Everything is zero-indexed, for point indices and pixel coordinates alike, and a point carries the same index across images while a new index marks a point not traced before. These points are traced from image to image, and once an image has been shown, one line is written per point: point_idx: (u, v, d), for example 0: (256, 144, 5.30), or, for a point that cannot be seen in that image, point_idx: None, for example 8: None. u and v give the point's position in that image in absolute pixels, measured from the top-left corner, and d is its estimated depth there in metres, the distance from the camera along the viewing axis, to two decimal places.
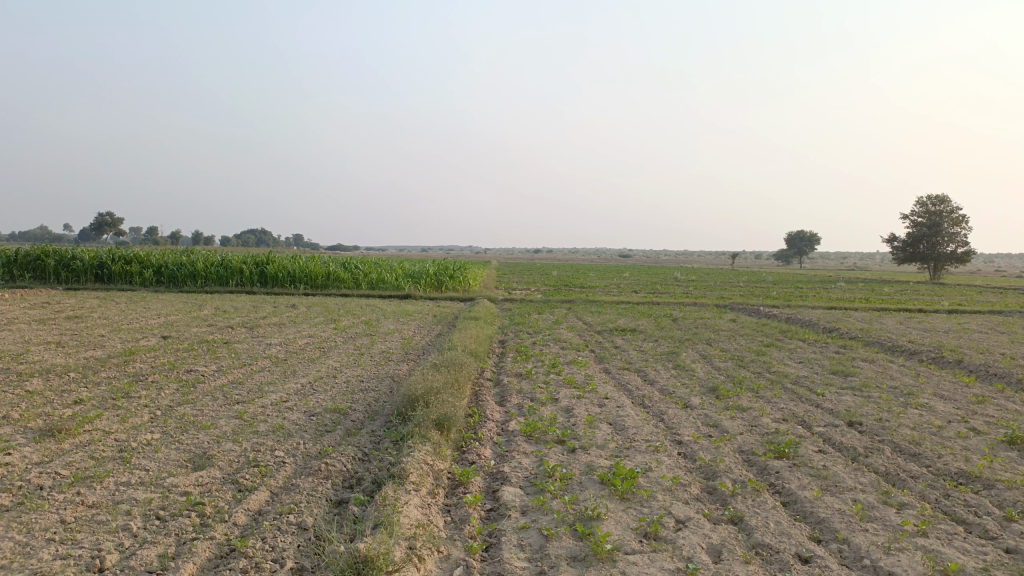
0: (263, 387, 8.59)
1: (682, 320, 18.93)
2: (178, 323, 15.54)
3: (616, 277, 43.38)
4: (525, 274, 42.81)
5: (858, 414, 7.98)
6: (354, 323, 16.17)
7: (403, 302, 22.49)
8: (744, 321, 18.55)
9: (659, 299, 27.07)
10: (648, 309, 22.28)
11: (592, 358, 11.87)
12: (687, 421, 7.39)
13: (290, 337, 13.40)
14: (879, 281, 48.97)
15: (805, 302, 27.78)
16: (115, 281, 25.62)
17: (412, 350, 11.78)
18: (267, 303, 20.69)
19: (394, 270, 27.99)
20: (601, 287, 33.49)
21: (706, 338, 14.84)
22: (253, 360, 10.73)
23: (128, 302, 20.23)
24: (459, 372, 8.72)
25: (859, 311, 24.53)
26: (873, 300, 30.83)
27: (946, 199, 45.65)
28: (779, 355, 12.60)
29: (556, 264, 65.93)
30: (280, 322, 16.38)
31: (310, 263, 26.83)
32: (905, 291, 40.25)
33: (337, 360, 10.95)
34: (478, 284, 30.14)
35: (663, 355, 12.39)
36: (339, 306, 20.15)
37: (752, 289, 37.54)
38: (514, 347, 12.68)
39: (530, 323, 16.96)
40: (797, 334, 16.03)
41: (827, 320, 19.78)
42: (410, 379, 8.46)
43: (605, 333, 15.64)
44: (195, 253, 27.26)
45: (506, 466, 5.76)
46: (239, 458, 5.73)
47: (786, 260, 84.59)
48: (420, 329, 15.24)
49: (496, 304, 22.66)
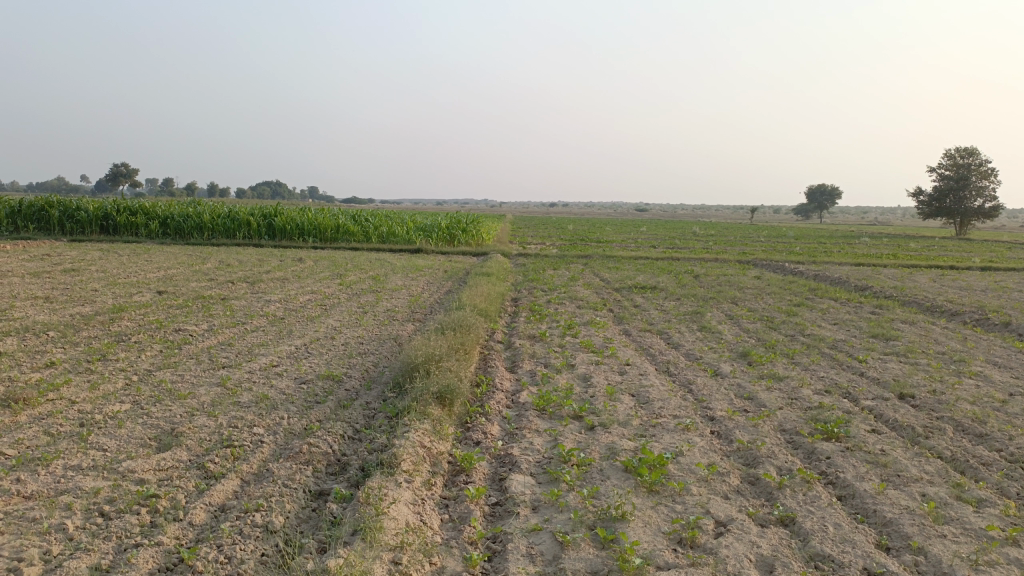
0: (253, 349, 7.88)
1: (704, 277, 18.05)
2: (176, 278, 14.86)
3: (633, 232, 42.37)
4: (541, 228, 41.86)
5: (909, 386, 7.17)
6: (361, 279, 15.45)
7: (414, 256, 21.71)
8: (770, 279, 17.64)
9: (679, 254, 26.14)
10: (667, 265, 21.37)
11: (611, 318, 11.07)
12: (719, 394, 6.61)
13: (291, 293, 12.69)
14: (905, 237, 47.58)
15: (830, 258, 26.75)
16: (121, 232, 25.01)
17: (418, 309, 11.03)
18: (273, 257, 20.00)
19: (405, 223, 27.18)
20: (619, 242, 32.54)
21: (732, 297, 13.99)
22: (248, 318, 10.02)
23: (131, 255, 19.61)
24: (466, 335, 7.98)
25: (887, 268, 23.51)
26: (901, 256, 29.75)
27: (976, 151, 43.97)
28: (811, 316, 11.75)
29: (573, 217, 64.71)
30: (283, 276, 15.67)
31: (319, 216, 26.08)
32: (932, 246, 38.97)
33: (337, 319, 10.21)
34: (492, 238, 29.30)
35: (687, 315, 11.57)
36: (347, 260, 19.42)
37: (773, 244, 36.47)
38: (527, 305, 11.91)
39: (544, 279, 16.14)
40: (828, 292, 15.14)
41: (857, 277, 18.81)
42: (412, 342, 7.72)
43: (624, 291, 14.81)
44: (201, 204, 26.54)
45: (516, 448, 5.03)
46: (211, 437, 5.02)
47: (807, 215, 82.94)
48: (429, 286, 14.48)
49: (510, 259, 21.84)
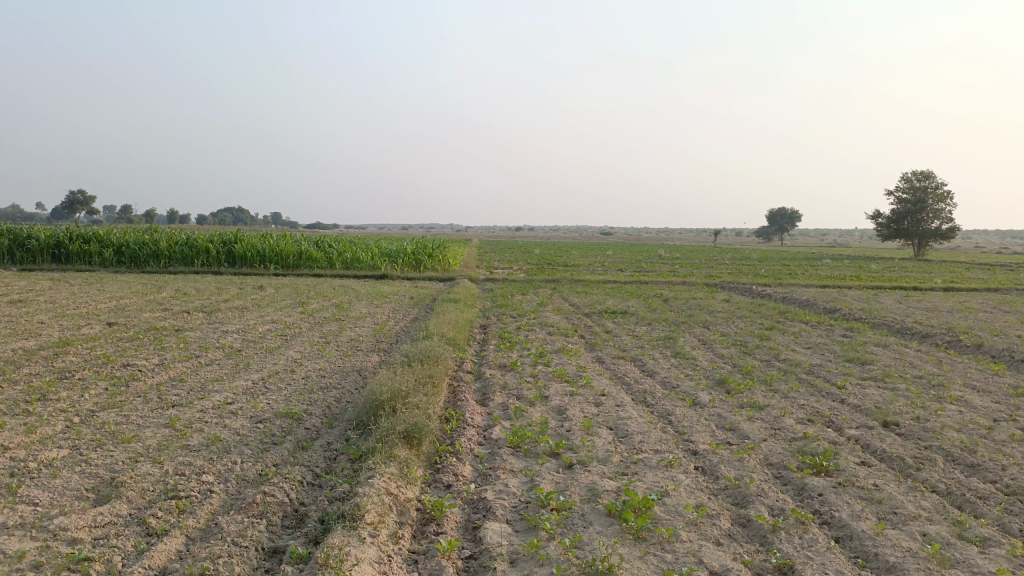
0: (207, 385, 7.41)
1: (673, 300, 17.88)
2: (129, 308, 14.25)
3: (599, 256, 42.36)
4: (507, 252, 41.66)
5: (892, 413, 6.97)
6: (323, 307, 14.97)
7: (379, 283, 21.28)
8: (739, 302, 17.55)
9: (647, 278, 26.07)
10: (636, 289, 21.23)
11: (583, 345, 10.78)
12: (700, 426, 6.33)
13: (251, 323, 12.18)
14: (865, 258, 48.32)
15: (795, 280, 26.89)
16: (73, 261, 24.15)
17: (383, 338, 10.62)
18: (233, 285, 19.40)
19: (370, 249, 26.72)
20: (586, 266, 32.43)
21: (703, 321, 13.81)
22: (203, 351, 9.53)
23: (83, 285, 18.86)
24: (434, 366, 7.60)
25: (852, 290, 23.66)
26: (864, 278, 30.06)
27: (931, 174, 44.96)
28: (784, 340, 11.59)
29: (539, 241, 64.70)
30: (243, 305, 15.12)
31: (281, 242, 25.51)
32: (893, 267, 39.53)
33: (298, 350, 9.76)
34: (459, 263, 28.97)
35: (660, 341, 11.32)
36: (309, 288, 18.92)
37: (738, 266, 36.69)
38: (496, 333, 11.58)
39: (513, 305, 15.82)
40: (798, 315, 15.06)
41: (824, 299, 18.83)
42: (377, 375, 7.32)
43: (595, 316, 14.55)
44: (159, 231, 25.82)
45: (490, 492, 4.67)
46: (155, 486, 4.57)
47: (769, 237, 84.06)
48: (394, 314, 14.06)
49: (477, 284, 21.52)
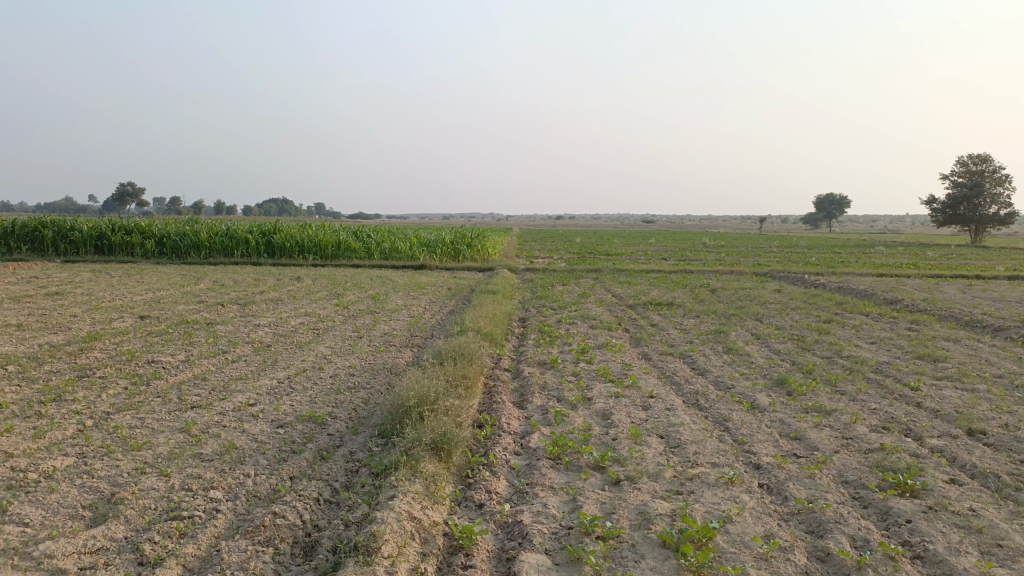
0: (230, 384, 7.01)
1: (721, 291, 17.13)
2: (164, 300, 14.03)
3: (642, 244, 41.49)
4: (548, 241, 41.09)
5: (976, 420, 6.26)
6: (359, 299, 14.60)
7: (417, 273, 20.89)
8: (791, 292, 16.73)
9: (692, 267, 25.26)
10: (681, 278, 20.50)
11: (628, 339, 10.18)
12: (762, 435, 5.71)
13: (283, 316, 11.83)
14: (920, 245, 46.52)
15: (847, 269, 25.81)
16: (116, 253, 24.26)
17: (417, 333, 10.16)
18: (270, 276, 19.19)
19: (408, 239, 26.39)
20: (628, 255, 31.67)
21: (755, 313, 13.08)
22: (231, 346, 9.17)
23: (122, 276, 18.81)
24: (469, 365, 7.10)
25: (910, 279, 22.55)
26: (922, 266, 28.77)
27: (990, 157, 43.05)
28: (844, 334, 10.83)
29: (580, 230, 63.87)
30: (278, 297, 14.81)
31: (320, 232, 25.30)
32: (950, 255, 37.87)
33: (328, 345, 9.34)
34: (499, 253, 28.46)
35: (710, 335, 10.66)
36: (346, 279, 18.59)
37: (787, 254, 35.54)
38: (536, 326, 11.03)
39: (553, 296, 15.25)
40: (856, 306, 14.22)
41: (882, 289, 17.86)
42: (408, 374, 6.84)
43: (639, 308, 13.91)
44: (199, 222, 25.81)
45: (527, 513, 4.14)
46: (157, 504, 4.15)
47: (816, 224, 81.85)
48: (431, 306, 13.61)
49: (517, 275, 21.01)
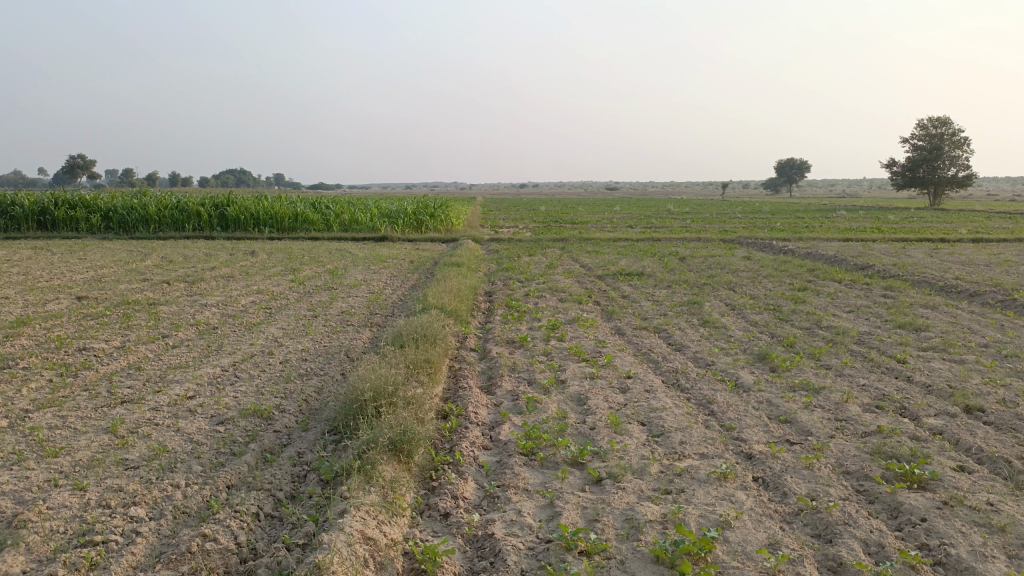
0: (167, 375, 6.36)
1: (690, 259, 16.75)
2: (106, 279, 13.17)
3: (607, 211, 41.06)
4: (513, 210, 40.45)
5: (973, 395, 5.90)
6: (316, 274, 13.89)
7: (378, 245, 20.15)
8: (761, 259, 16.42)
9: (659, 234, 24.90)
10: (649, 247, 20.09)
11: (600, 313, 9.69)
12: (751, 418, 5.27)
13: (233, 295, 11.10)
14: (881, 208, 46.80)
15: (813, 234, 25.64)
16: (60, 228, 23.09)
17: (377, 310, 9.55)
18: (223, 250, 18.33)
19: (368, 209, 25.56)
20: (594, 222, 31.25)
21: (728, 282, 12.69)
22: (174, 330, 8.47)
23: (64, 253, 17.78)
24: (431, 347, 6.54)
25: (876, 242, 22.49)
26: (885, 230, 28.80)
27: (948, 120, 43.29)
28: (821, 303, 10.48)
29: (545, 198, 63.19)
30: (229, 273, 14.04)
31: (276, 204, 24.35)
32: (911, 218, 38.08)
33: (279, 326, 8.68)
34: (462, 222, 27.78)
35: (684, 307, 10.22)
36: (303, 252, 17.81)
37: (752, 220, 35.41)
38: (503, 301, 10.48)
39: (519, 268, 14.70)
40: (828, 273, 13.93)
41: (851, 254, 17.66)
42: (365, 360, 6.26)
43: (609, 278, 13.44)
44: (148, 194, 24.65)
45: (499, 524, 3.63)
46: (68, 527, 3.54)
47: (777, 189, 82.26)
48: (392, 280, 12.97)
49: (481, 245, 20.41)
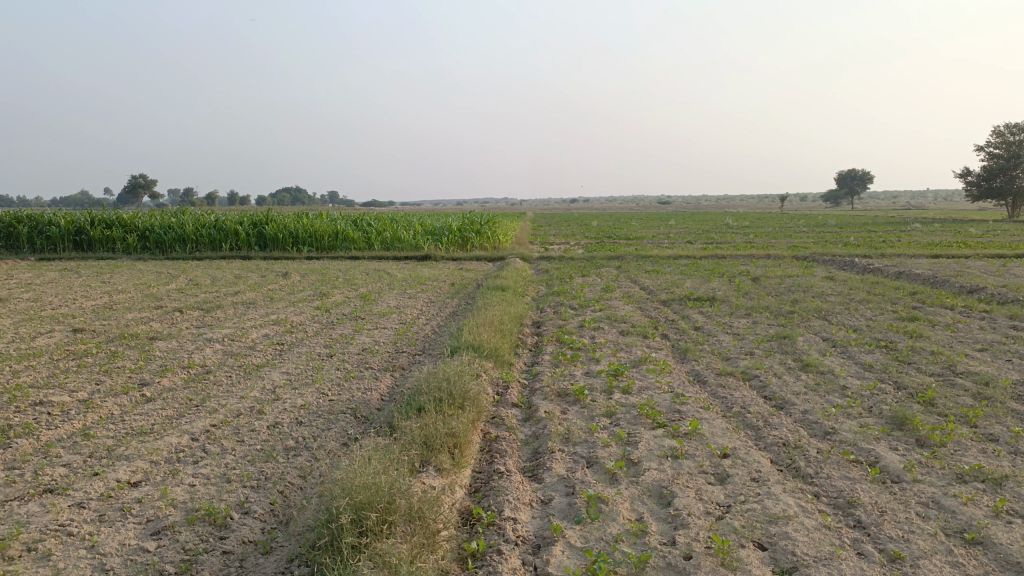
0: (117, 448, 4.89)
1: (765, 280, 14.86)
2: (116, 306, 11.94)
3: (663, 226, 39.08)
4: (562, 225, 38.80)
5: None
6: (346, 299, 12.47)
7: (420, 266, 18.75)
8: (847, 281, 14.43)
9: (723, 251, 22.95)
10: (715, 266, 18.21)
11: (672, 352, 7.99)
12: (925, 540, 3.55)
13: (246, 327, 9.68)
14: (958, 221, 43.62)
15: (893, 250, 23.33)
16: (95, 249, 22.31)
17: (403, 349, 8.02)
18: (254, 272, 17.13)
19: (412, 227, 24.24)
20: (649, 238, 29.48)
21: (818, 310, 10.80)
22: (159, 375, 7.04)
23: (89, 276, 16.77)
24: (459, 412, 4.95)
25: (970, 259, 20.14)
26: (973, 244, 26.19)
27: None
28: (942, 340, 8.58)
29: (598, 213, 61.37)
30: (252, 299, 12.72)
31: (315, 221, 23.23)
32: (993, 231, 35.16)
33: (284, 368, 7.18)
34: (510, 239, 26.31)
35: (773, 343, 8.44)
36: (338, 274, 16.50)
37: (819, 235, 32.94)
38: (553, 336, 8.84)
39: (573, 291, 13.02)
40: (934, 298, 11.90)
41: (948, 274, 15.53)
42: (370, 437, 4.70)
43: (675, 305, 11.68)
44: (186, 212, 23.73)
45: None
46: None
47: (837, 202, 78.78)
48: (428, 308, 11.45)
49: (530, 264, 18.81)
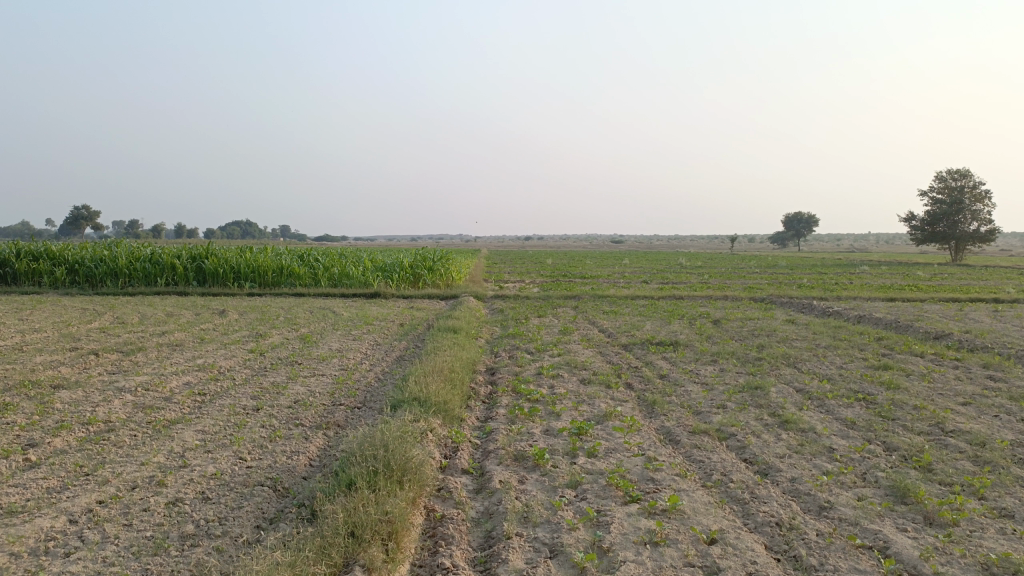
0: None
1: (727, 323, 14.36)
2: (26, 348, 10.79)
3: (617, 265, 38.81)
4: (517, 263, 38.29)
5: None
6: (284, 341, 11.53)
7: (368, 304, 17.85)
8: (809, 324, 14.04)
9: (681, 292, 22.56)
10: (673, 307, 17.73)
11: (638, 406, 7.29)
12: None
13: (167, 373, 8.68)
14: (904, 264, 44.41)
15: (848, 293, 23.23)
16: (20, 282, 20.85)
17: (341, 401, 7.15)
18: (189, 310, 16.03)
19: (361, 262, 23.35)
20: (605, 278, 29.03)
21: (786, 357, 10.25)
22: (50, 434, 6.03)
23: (5, 312, 15.45)
24: (396, 490, 4.12)
25: (926, 303, 20.05)
26: (924, 288, 26.28)
27: (968, 173, 41.28)
28: (921, 392, 8.06)
29: (552, 251, 61.10)
30: (181, 339, 11.68)
31: (259, 256, 22.19)
32: (939, 274, 35.65)
33: (201, 425, 6.24)
34: (464, 276, 25.59)
35: (746, 396, 7.80)
36: (280, 313, 15.51)
37: (773, 276, 32.92)
38: (507, 385, 8.06)
39: (529, 334, 12.30)
40: (901, 344, 11.50)
41: (908, 319, 15.26)
42: (287, 528, 3.85)
43: (636, 349, 11.04)
44: (120, 243, 22.44)
45: None
46: None
47: (784, 243, 80.22)
48: (372, 352, 10.59)
49: (484, 304, 18.08)
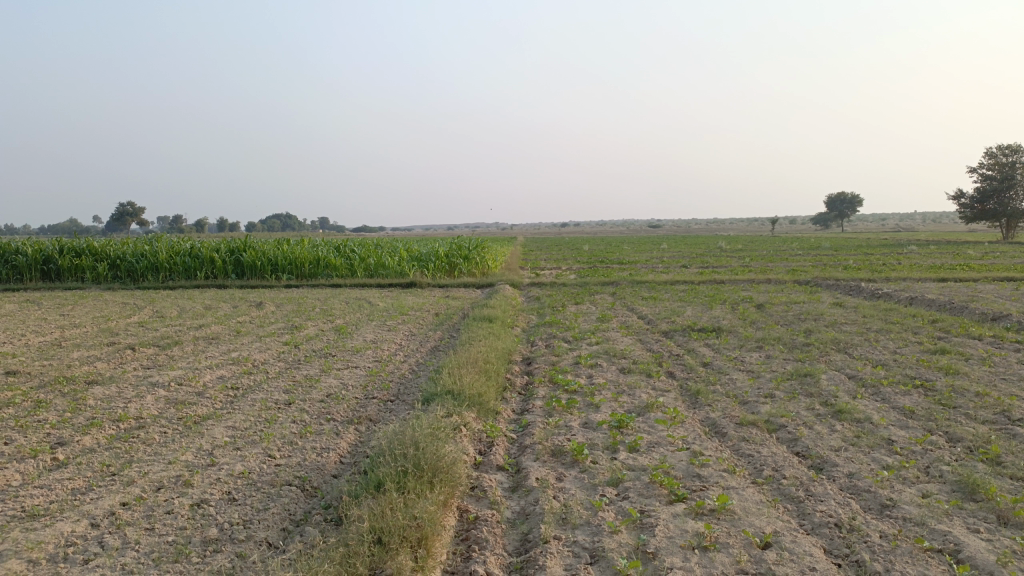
0: None
1: (772, 307, 13.89)
2: (66, 344, 10.85)
3: (655, 250, 38.20)
4: (553, 250, 37.93)
5: None
6: (319, 333, 11.41)
7: (404, 294, 17.72)
8: (858, 308, 13.50)
9: (722, 276, 22.01)
10: (715, 292, 17.25)
11: (681, 396, 6.97)
12: None
13: (201, 368, 8.60)
14: (954, 243, 42.96)
15: (897, 273, 22.44)
16: (63, 279, 21.18)
17: (374, 395, 6.97)
18: (226, 303, 16.07)
19: (397, 252, 23.26)
20: (643, 263, 28.53)
21: (836, 342, 9.81)
22: (81, 432, 5.95)
23: (48, 308, 15.67)
24: (426, 491, 3.91)
25: (980, 283, 19.21)
26: (976, 267, 25.29)
27: (1021, 147, 39.64)
28: (983, 378, 7.60)
29: (589, 237, 60.59)
30: (217, 333, 11.64)
31: (296, 247, 22.23)
32: (992, 253, 34.34)
33: (231, 421, 6.11)
34: (500, 264, 25.36)
35: (796, 384, 7.42)
36: (315, 304, 15.45)
37: (817, 258, 32.05)
38: (544, 376, 7.81)
39: (566, 322, 12.01)
40: (957, 327, 10.94)
41: (962, 299, 14.60)
42: (313, 534, 3.66)
43: (678, 336, 10.68)
44: (160, 238, 22.67)
45: None
46: None
47: (827, 224, 78.39)
48: (407, 342, 10.41)
49: (520, 291, 17.81)
